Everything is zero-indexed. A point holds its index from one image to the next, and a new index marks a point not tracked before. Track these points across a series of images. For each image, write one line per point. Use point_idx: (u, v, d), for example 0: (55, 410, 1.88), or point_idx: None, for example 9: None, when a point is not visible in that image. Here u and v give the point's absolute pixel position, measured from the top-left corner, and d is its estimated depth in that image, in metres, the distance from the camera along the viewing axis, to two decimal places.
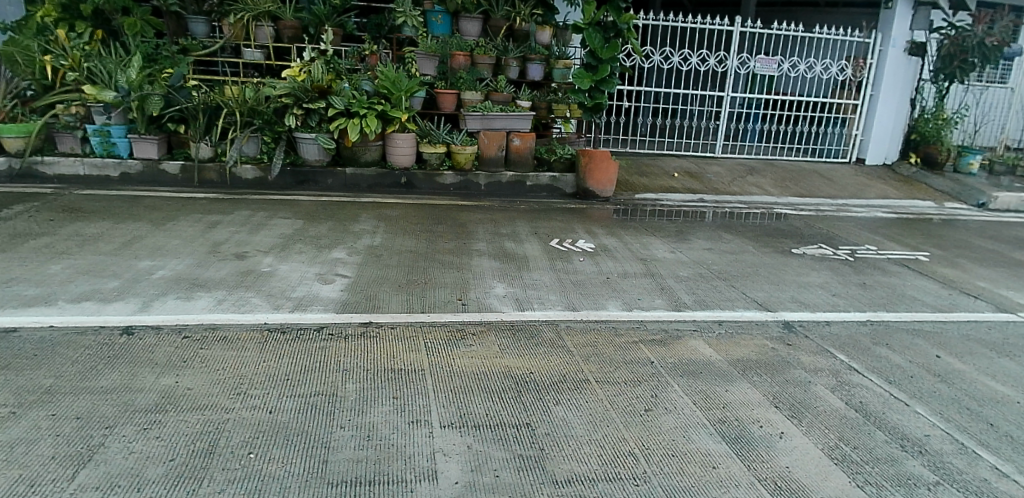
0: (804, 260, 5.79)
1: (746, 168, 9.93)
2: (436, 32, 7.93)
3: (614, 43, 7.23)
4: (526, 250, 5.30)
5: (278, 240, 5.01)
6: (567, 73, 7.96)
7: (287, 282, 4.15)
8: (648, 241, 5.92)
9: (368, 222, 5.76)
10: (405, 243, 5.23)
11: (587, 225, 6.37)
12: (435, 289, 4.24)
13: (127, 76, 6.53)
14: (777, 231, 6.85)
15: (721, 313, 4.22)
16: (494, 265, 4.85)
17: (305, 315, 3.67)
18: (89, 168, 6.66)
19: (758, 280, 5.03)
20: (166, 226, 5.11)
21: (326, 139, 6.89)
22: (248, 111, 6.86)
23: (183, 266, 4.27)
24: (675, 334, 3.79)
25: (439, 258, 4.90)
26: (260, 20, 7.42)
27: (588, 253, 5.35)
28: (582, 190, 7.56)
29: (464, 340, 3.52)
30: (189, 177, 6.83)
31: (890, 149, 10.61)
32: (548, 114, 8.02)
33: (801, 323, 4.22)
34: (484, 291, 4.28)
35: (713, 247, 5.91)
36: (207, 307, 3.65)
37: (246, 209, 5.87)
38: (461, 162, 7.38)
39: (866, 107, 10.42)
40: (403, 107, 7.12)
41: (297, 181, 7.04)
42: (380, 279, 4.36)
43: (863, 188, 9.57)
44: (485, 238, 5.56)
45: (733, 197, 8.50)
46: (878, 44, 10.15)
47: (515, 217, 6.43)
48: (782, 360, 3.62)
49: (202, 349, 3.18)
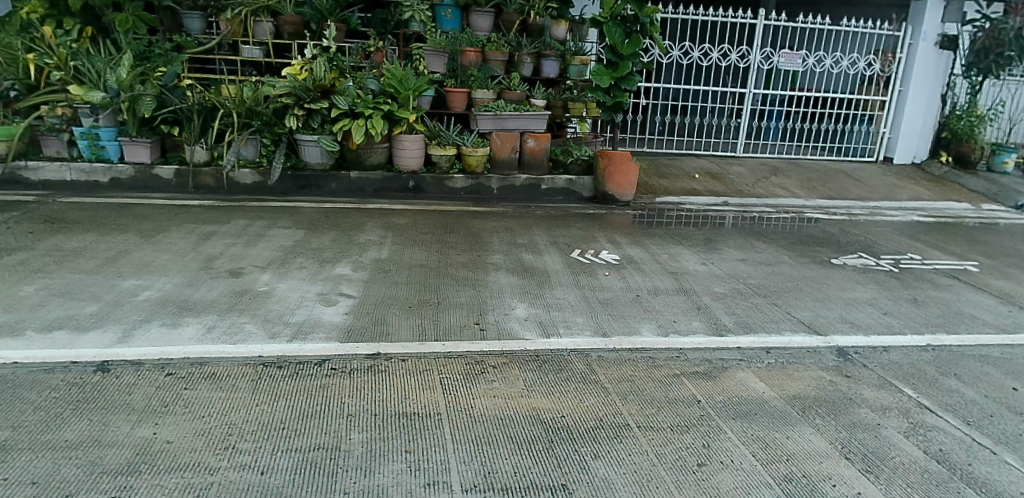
0: (846, 273, 5.35)
1: (769, 168, 9.49)
2: (445, 26, 7.52)
3: (636, 38, 6.83)
4: (546, 263, 4.89)
5: (277, 253, 4.61)
6: (583, 70, 7.54)
7: (287, 305, 3.73)
8: (677, 252, 5.49)
9: (375, 232, 5.35)
10: (414, 256, 4.82)
11: (608, 234, 5.95)
12: (449, 311, 3.83)
13: (117, 76, 6.15)
14: (811, 238, 6.40)
15: (767, 338, 3.78)
16: (513, 281, 4.43)
17: (305, 345, 3.25)
18: (77, 174, 6.28)
19: (801, 297, 4.60)
20: (156, 238, 4.71)
21: (328, 141, 6.48)
22: (246, 112, 6.45)
23: (171, 287, 3.86)
24: (721, 366, 3.37)
25: (452, 274, 4.48)
26: (259, 16, 7.04)
27: (614, 266, 4.93)
28: (601, 194, 7.14)
29: (484, 375, 3.10)
30: (184, 182, 6.43)
31: (919, 148, 10.14)
32: (563, 114, 7.59)
33: (856, 350, 3.77)
34: (503, 313, 3.86)
35: (746, 258, 5.48)
36: (194, 337, 3.23)
37: (244, 218, 5.46)
38: (472, 165, 6.95)
39: (894, 103, 9.98)
40: (411, 107, 6.69)
41: (298, 186, 6.65)
42: (388, 299, 3.95)
43: (894, 189, 9.11)
44: (501, 249, 5.15)
45: (758, 200, 8.06)
46: (908, 37, 9.71)
47: (531, 225, 6.00)
48: (843, 396, 3.19)
49: (187, 390, 2.76)
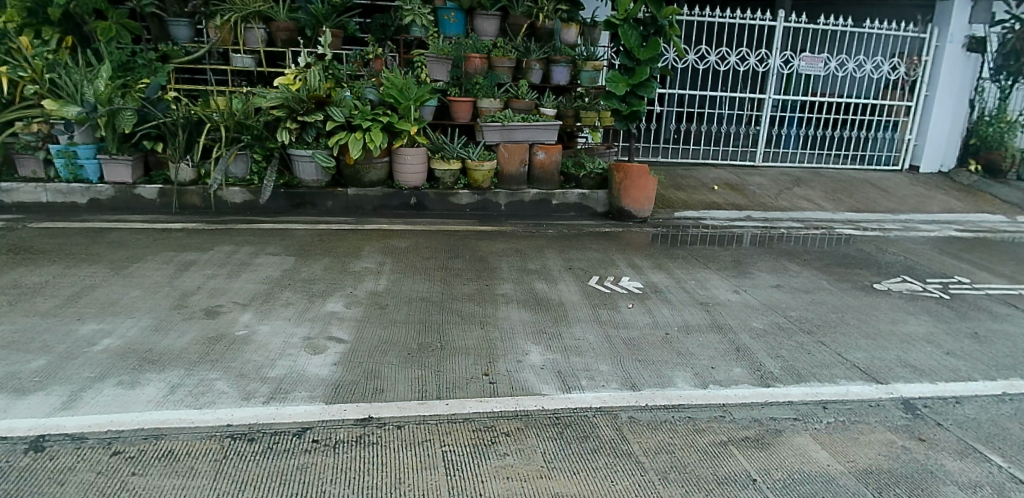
0: (892, 301, 4.84)
1: (792, 179, 8.98)
2: (449, 31, 7.00)
3: (655, 41, 6.34)
4: (561, 294, 4.38)
5: (261, 287, 4.13)
6: (595, 77, 6.95)
7: (265, 355, 3.24)
8: (704, 277, 4.99)
9: (372, 258, 4.87)
10: (415, 287, 4.33)
11: (628, 256, 5.44)
12: (453, 358, 3.34)
13: (94, 89, 5.70)
14: (847, 259, 5.89)
15: (821, 390, 3.32)
16: (526, 317, 3.94)
17: (284, 409, 2.78)
18: (52, 195, 5.83)
19: (848, 334, 4.10)
20: (128, 270, 4.25)
21: (323, 156, 6.02)
22: (236, 126, 5.98)
23: (135, 332, 3.37)
24: (774, 429, 2.91)
25: (458, 310, 3.99)
26: (251, 22, 6.57)
27: (637, 297, 4.42)
28: (616, 210, 6.65)
29: (496, 447, 2.61)
30: (168, 202, 5.97)
31: (947, 155, 9.60)
32: (575, 123, 7.10)
33: (925, 403, 3.30)
34: (515, 360, 3.35)
35: (781, 284, 4.97)
36: (153, 401, 2.77)
37: (229, 243, 4.99)
38: (478, 180, 6.49)
39: (920, 109, 9.46)
40: (412, 118, 6.20)
41: (292, 204, 6.19)
42: (385, 343, 3.45)
43: (924, 200, 8.59)
44: (511, 277, 4.66)
45: (784, 215, 7.56)
46: (934, 39, 9.15)
47: (543, 247, 5.51)
48: (922, 470, 2.70)
49: (134, 477, 2.32)
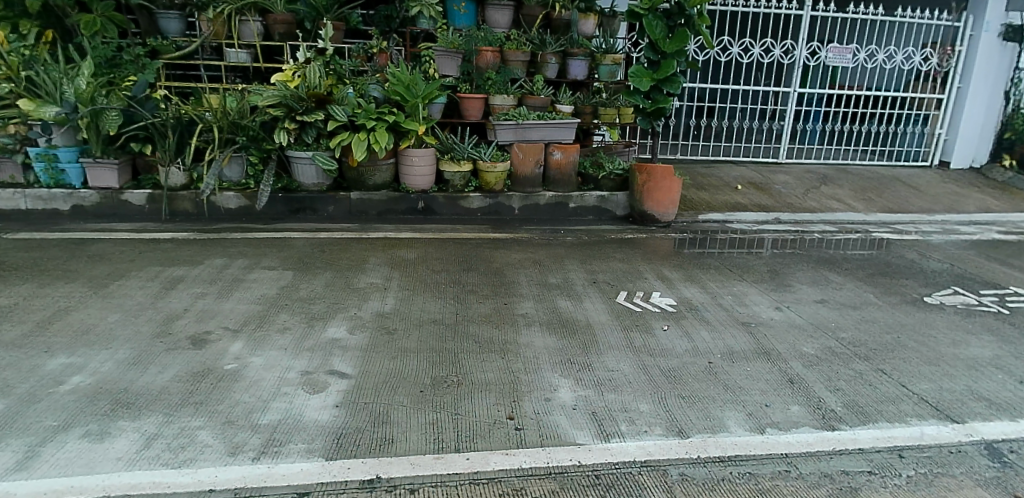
0: (949, 317, 4.39)
1: (818, 177, 8.54)
2: (458, 23, 6.53)
3: (682, 33, 5.88)
4: (588, 314, 3.96)
5: (255, 308, 3.73)
6: (615, 71, 6.52)
7: (257, 396, 2.82)
8: (742, 291, 4.56)
9: (378, 272, 4.46)
10: (426, 307, 3.92)
11: (655, 266, 5.02)
12: (472, 397, 2.92)
13: (75, 87, 5.33)
14: (891, 267, 5.44)
15: (891, 431, 2.90)
16: (551, 344, 3.52)
17: (277, 468, 2.37)
18: (32, 201, 5.45)
19: (909, 359, 3.66)
20: (109, 289, 3.85)
21: (324, 159, 5.60)
22: (230, 126, 5.59)
23: (110, 367, 2.97)
24: (847, 488, 2.49)
25: (474, 335, 3.57)
26: (246, 15, 6.16)
27: (670, 316, 4.01)
28: (638, 214, 6.23)
29: None
30: (158, 208, 5.58)
31: (979, 150, 9.12)
32: (593, 120, 6.65)
33: (1013, 448, 2.87)
34: (542, 399, 2.94)
35: (826, 299, 4.55)
36: (126, 458, 2.37)
37: (223, 255, 4.59)
38: (490, 182, 6.09)
39: (952, 102, 8.98)
40: (420, 117, 5.80)
41: (291, 210, 5.79)
42: (394, 378, 3.04)
43: (959, 199, 8.12)
44: (531, 294, 4.24)
45: (814, 217, 7.12)
46: (969, 28, 8.69)
47: (562, 256, 5.09)
48: None
49: None
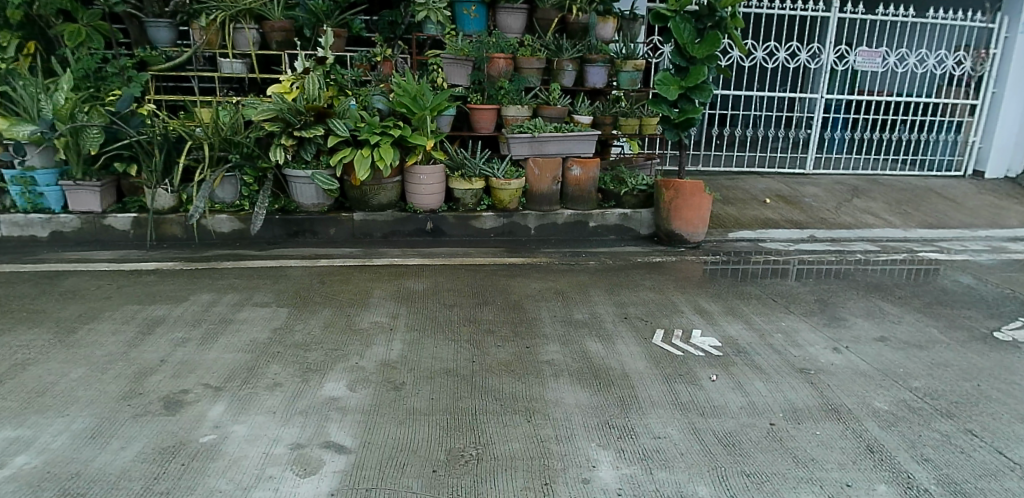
0: None
1: (849, 188, 8.03)
2: (468, 28, 6.04)
3: (712, 36, 5.39)
4: (622, 360, 3.46)
5: (243, 357, 3.25)
6: (636, 77, 6.01)
7: (236, 482, 2.34)
8: (791, 327, 4.05)
9: (382, 308, 3.97)
10: (439, 352, 3.44)
11: (690, 297, 4.51)
12: (496, 480, 2.42)
13: (54, 103, 4.89)
14: (948, 295, 4.91)
15: None
16: (585, 401, 3.02)
17: None
18: (7, 227, 5.00)
19: (999, 415, 3.15)
20: (76, 335, 3.38)
21: (324, 178, 5.14)
22: (223, 142, 5.15)
23: (64, 442, 2.49)
24: None
25: (495, 390, 3.07)
26: (241, 22, 5.69)
27: (718, 361, 3.51)
28: (664, 233, 5.73)
29: None
30: (144, 233, 5.12)
31: (1015, 159, 8.48)
32: (613, 131, 6.15)
33: None
34: (578, 481, 2.45)
35: (887, 337, 4.03)
36: None
37: (210, 289, 4.12)
38: (504, 200, 5.59)
39: (986, 107, 8.40)
40: (428, 131, 5.33)
41: (289, 233, 5.34)
42: (403, 453, 2.56)
43: (1002, 212, 7.58)
44: (556, 334, 3.74)
45: (852, 234, 6.60)
46: (1004, 30, 8.13)
47: (586, 285, 4.60)
48: None
49: None
